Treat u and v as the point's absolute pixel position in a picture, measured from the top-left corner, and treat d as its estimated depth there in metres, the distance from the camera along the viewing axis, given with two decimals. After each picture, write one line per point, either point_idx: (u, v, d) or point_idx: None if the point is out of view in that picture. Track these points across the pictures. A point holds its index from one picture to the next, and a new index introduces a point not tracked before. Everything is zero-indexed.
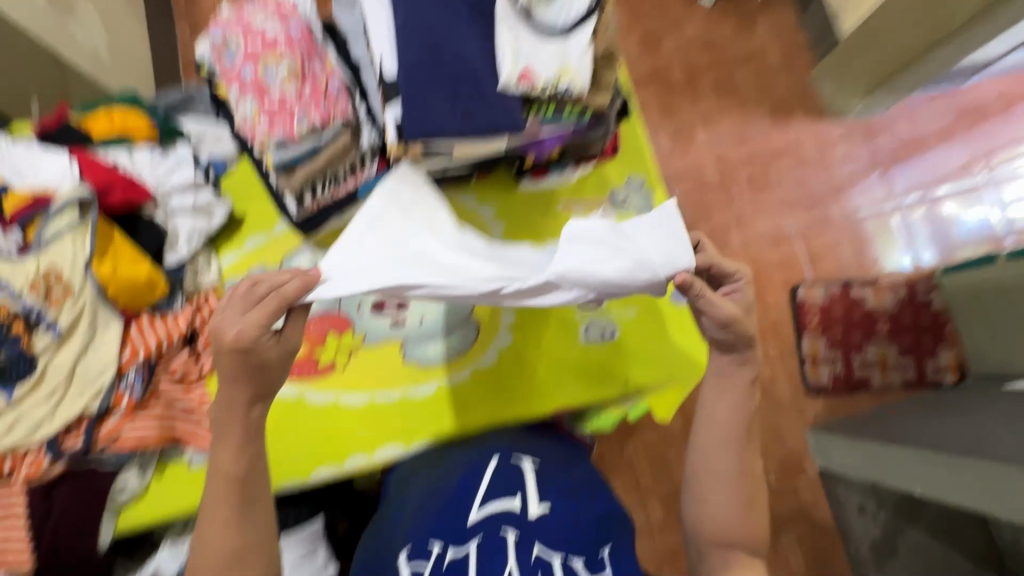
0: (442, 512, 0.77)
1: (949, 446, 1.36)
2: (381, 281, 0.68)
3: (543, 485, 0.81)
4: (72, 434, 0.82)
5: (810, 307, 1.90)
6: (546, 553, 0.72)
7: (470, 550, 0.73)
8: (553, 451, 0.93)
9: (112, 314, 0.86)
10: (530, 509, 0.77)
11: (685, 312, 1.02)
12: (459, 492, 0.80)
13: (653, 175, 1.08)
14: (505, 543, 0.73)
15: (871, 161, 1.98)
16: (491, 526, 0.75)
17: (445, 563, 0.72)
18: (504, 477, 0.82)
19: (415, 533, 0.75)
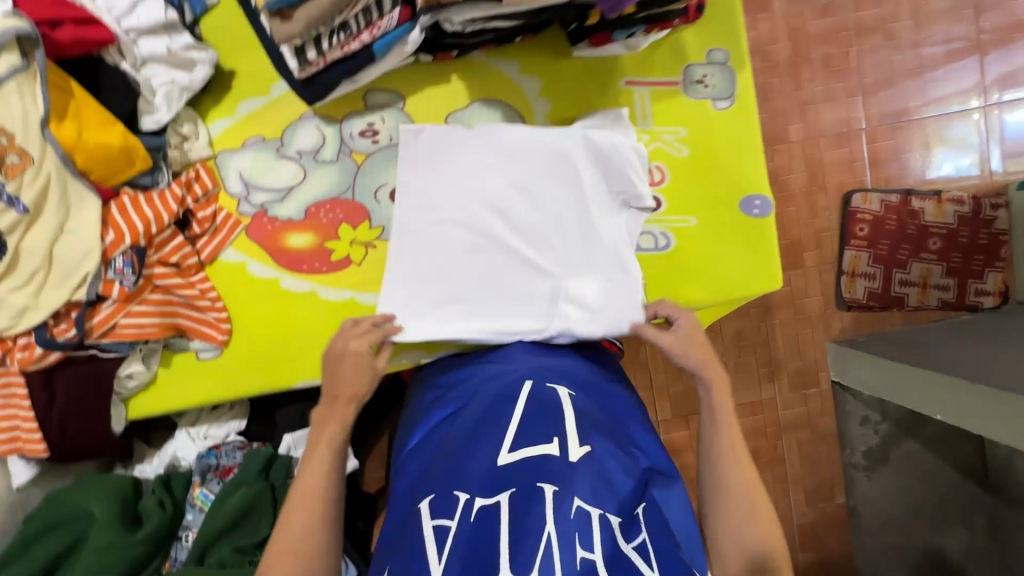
0: (465, 451, 0.62)
1: (979, 370, 1.23)
2: (432, 316, 0.82)
3: (583, 423, 0.64)
4: (63, 324, 0.75)
5: (861, 217, 1.57)
6: (586, 507, 0.55)
7: (500, 500, 0.57)
8: (593, 364, 0.79)
9: (87, 189, 0.72)
10: (571, 454, 0.60)
11: (754, 226, 0.87)
12: (483, 427, 0.65)
13: (742, 48, 0.87)
14: (540, 498, 0.55)
15: (975, 32, 1.56)
16: (524, 474, 0.58)
17: (473, 514, 0.56)
18: (536, 414, 0.66)
19: (435, 484, 0.61)
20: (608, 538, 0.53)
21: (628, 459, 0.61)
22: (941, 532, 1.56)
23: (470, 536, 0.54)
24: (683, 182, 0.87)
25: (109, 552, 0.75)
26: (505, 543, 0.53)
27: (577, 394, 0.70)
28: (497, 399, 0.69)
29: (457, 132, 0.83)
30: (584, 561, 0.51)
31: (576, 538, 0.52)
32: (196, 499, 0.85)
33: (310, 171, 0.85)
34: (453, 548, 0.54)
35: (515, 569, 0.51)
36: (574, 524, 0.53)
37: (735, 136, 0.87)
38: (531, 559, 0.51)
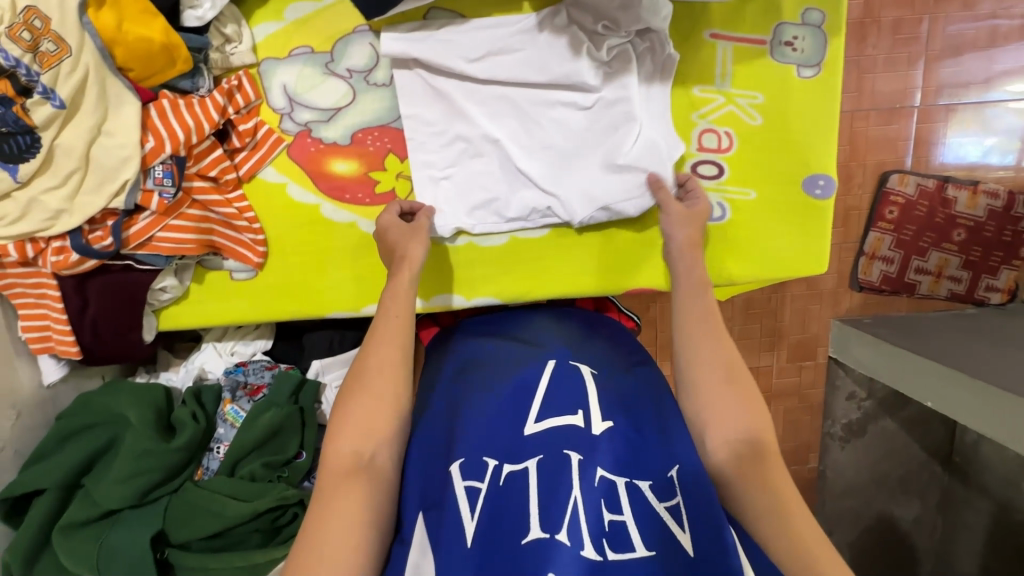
0: (493, 418, 0.63)
1: (981, 367, 1.25)
2: (455, 147, 0.81)
3: (608, 399, 0.64)
4: (99, 231, 0.71)
5: (894, 199, 1.50)
6: (611, 477, 0.57)
7: (528, 466, 0.58)
8: (623, 343, 0.78)
9: (125, 89, 0.67)
10: (594, 427, 0.61)
11: (813, 207, 0.84)
12: (509, 395, 0.65)
13: (841, 10, 0.79)
14: (566, 467, 0.57)
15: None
16: (551, 444, 0.59)
17: (502, 478, 0.57)
18: (562, 384, 0.65)
19: (464, 445, 0.61)
20: (635, 502, 0.56)
21: (646, 426, 0.62)
22: (896, 502, 1.68)
23: (500, 496, 0.56)
24: (749, 153, 0.83)
25: (148, 457, 0.76)
26: (535, 506, 0.54)
27: (601, 371, 0.69)
28: (519, 372, 0.67)
29: (510, 99, 0.80)
30: (613, 522, 0.54)
31: (602, 503, 0.55)
32: (227, 415, 0.85)
33: (360, 93, 0.79)
34: (482, 508, 0.55)
35: (544, 528, 0.53)
36: (600, 492, 0.56)
37: (815, 110, 0.82)
38: (561, 519, 0.53)
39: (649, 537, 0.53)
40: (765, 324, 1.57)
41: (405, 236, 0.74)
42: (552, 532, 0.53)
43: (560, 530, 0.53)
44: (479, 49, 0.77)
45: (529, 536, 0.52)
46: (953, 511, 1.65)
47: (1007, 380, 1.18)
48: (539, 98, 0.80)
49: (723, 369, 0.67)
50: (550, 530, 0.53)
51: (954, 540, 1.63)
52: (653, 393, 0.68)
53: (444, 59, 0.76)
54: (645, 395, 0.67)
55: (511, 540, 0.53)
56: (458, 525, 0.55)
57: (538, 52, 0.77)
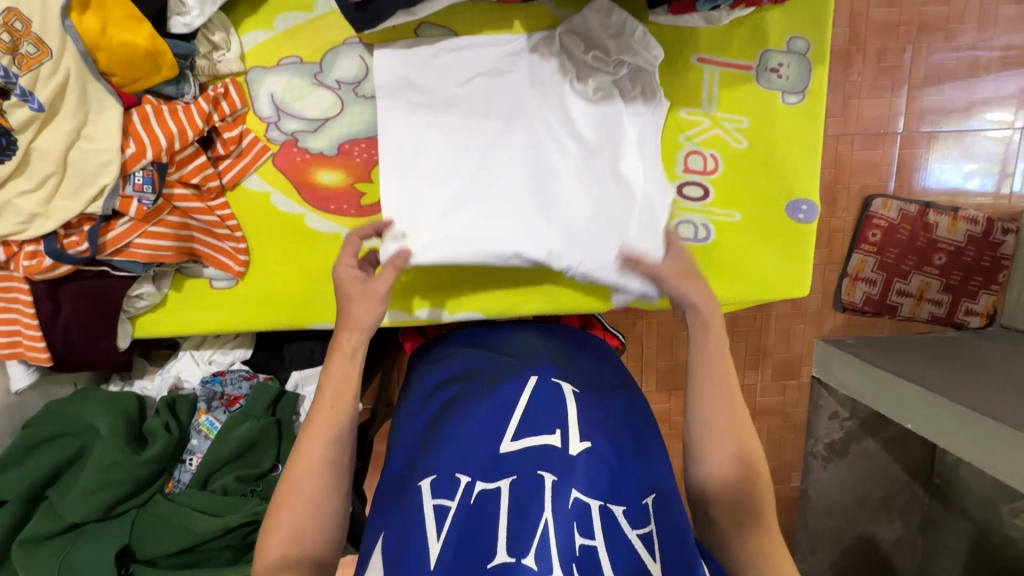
0: (470, 434, 0.62)
1: (960, 391, 1.27)
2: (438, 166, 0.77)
3: (586, 417, 0.64)
4: (74, 237, 0.69)
5: (877, 222, 1.53)
6: (585, 499, 0.56)
7: (500, 486, 0.57)
8: (604, 363, 0.78)
9: (107, 94, 0.66)
10: (572, 447, 0.60)
11: (796, 231, 0.85)
12: (490, 411, 0.64)
13: (825, 37, 0.81)
14: (539, 487, 0.56)
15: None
16: (525, 465, 0.58)
17: (473, 496, 0.56)
18: (544, 400, 0.65)
19: (438, 462, 0.60)
20: (608, 529, 0.55)
21: (623, 448, 0.62)
22: (878, 523, 1.68)
23: (470, 516, 0.55)
24: (734, 175, 0.84)
25: (115, 469, 0.74)
26: (504, 530, 0.54)
27: (581, 389, 0.68)
28: (499, 389, 0.66)
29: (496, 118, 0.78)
30: (583, 547, 0.53)
31: (574, 527, 0.54)
32: (201, 426, 0.84)
33: (348, 105, 0.79)
34: (451, 528, 0.54)
35: (512, 553, 0.52)
36: (573, 514, 0.55)
37: (799, 135, 0.83)
38: (529, 543, 0.52)
39: (618, 566, 0.53)
40: (749, 342, 1.58)
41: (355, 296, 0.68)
42: (519, 556, 0.52)
43: (528, 553, 0.52)
44: (463, 65, 0.77)
45: (496, 559, 0.51)
46: (933, 532, 1.66)
47: (983, 404, 1.19)
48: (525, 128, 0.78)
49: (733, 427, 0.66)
50: (517, 554, 0.52)
51: (935, 561, 1.64)
52: (631, 413, 0.68)
53: (433, 83, 0.77)
54: (624, 416, 0.67)
55: (477, 563, 0.52)
56: (424, 546, 0.53)
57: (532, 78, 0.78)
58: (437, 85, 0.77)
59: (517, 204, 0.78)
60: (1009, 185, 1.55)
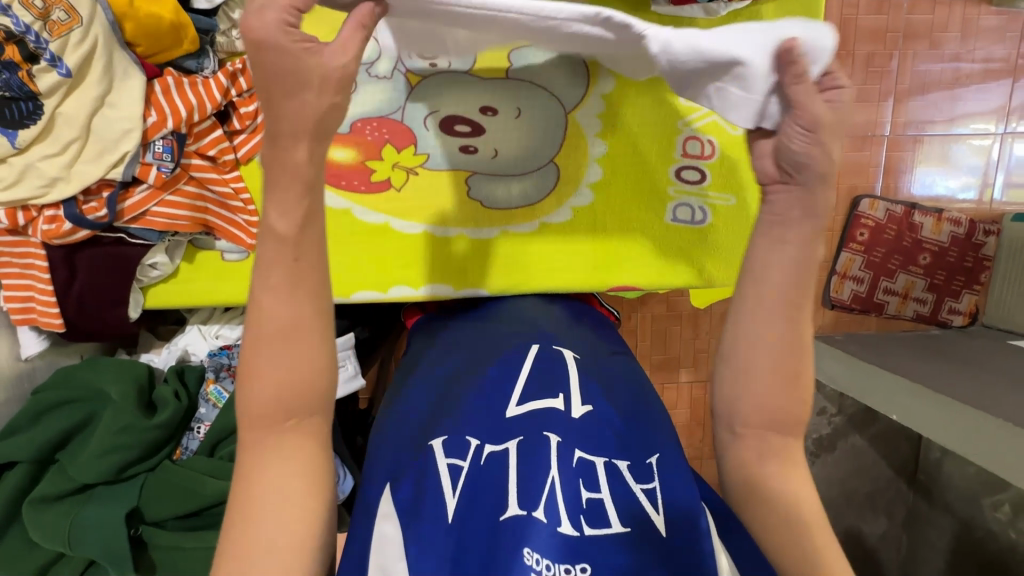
0: (477, 399, 0.64)
1: (945, 384, 1.31)
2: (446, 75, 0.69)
3: (588, 383, 0.67)
4: (93, 202, 0.72)
5: (865, 222, 1.58)
6: (590, 458, 0.59)
7: (508, 447, 0.59)
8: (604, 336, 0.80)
9: (131, 64, 0.69)
10: (574, 410, 0.63)
11: None
12: (495, 379, 0.66)
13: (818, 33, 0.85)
14: (545, 447, 0.58)
15: (1016, 51, 1.55)
16: (531, 427, 0.61)
17: (483, 457, 0.59)
18: (546, 367, 0.68)
19: (448, 424, 0.62)
20: (614, 483, 0.57)
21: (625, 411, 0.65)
22: (865, 518, 1.72)
23: (480, 476, 0.57)
24: (729, 160, 0.87)
25: (126, 432, 0.75)
26: (514, 486, 0.56)
27: (582, 356, 0.72)
28: (503, 358, 0.70)
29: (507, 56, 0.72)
30: (590, 500, 0.55)
31: (580, 484, 0.56)
32: (209, 395, 0.85)
33: (361, 84, 0.82)
34: (464, 485, 0.57)
35: (522, 506, 0.54)
36: (577, 472, 0.57)
37: None
38: (538, 497, 0.55)
39: (626, 517, 0.55)
40: None
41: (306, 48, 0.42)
42: (529, 509, 0.54)
43: (537, 506, 0.54)
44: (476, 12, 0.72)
45: (507, 512, 0.54)
46: (918, 527, 1.70)
47: (966, 395, 1.24)
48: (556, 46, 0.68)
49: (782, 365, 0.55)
50: (527, 507, 0.54)
51: (920, 556, 1.68)
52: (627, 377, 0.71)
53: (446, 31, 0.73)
54: (625, 384, 0.69)
55: (490, 516, 0.54)
56: (440, 500, 0.56)
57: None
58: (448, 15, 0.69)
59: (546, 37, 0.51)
60: (990, 189, 1.61)
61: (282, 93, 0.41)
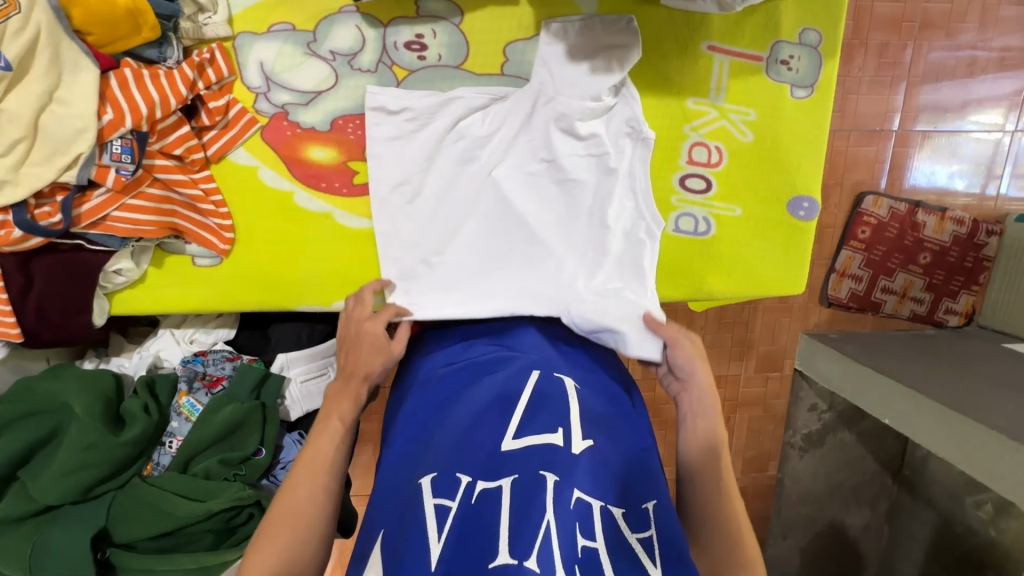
0: (469, 430, 0.61)
1: (941, 389, 1.29)
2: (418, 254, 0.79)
3: (588, 418, 0.63)
4: (46, 207, 0.66)
5: (867, 219, 1.53)
6: (587, 499, 0.56)
7: (502, 484, 0.56)
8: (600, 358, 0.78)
9: (83, 55, 0.61)
10: (574, 446, 0.59)
11: (797, 227, 0.85)
12: (491, 408, 0.63)
13: (838, 29, 0.78)
14: (542, 487, 0.55)
15: None
16: (529, 463, 0.57)
17: (474, 496, 0.55)
18: (546, 397, 0.64)
19: (436, 459, 0.59)
20: (609, 529, 0.55)
21: (623, 450, 0.63)
22: (847, 510, 1.74)
23: (471, 516, 0.54)
24: (738, 169, 0.82)
25: (91, 451, 0.71)
26: (505, 529, 0.52)
27: (582, 387, 0.68)
28: (500, 384, 0.66)
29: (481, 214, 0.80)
30: (585, 548, 0.52)
31: (576, 527, 0.53)
32: (182, 407, 0.81)
33: (342, 77, 0.75)
34: (451, 528, 0.53)
35: (514, 554, 0.50)
36: (575, 514, 0.54)
37: (806, 132, 0.81)
38: (531, 544, 0.51)
39: (621, 564, 0.53)
40: (736, 334, 1.59)
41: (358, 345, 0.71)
42: (522, 558, 0.50)
43: (529, 555, 0.50)
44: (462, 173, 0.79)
45: (496, 560, 0.50)
46: (900, 520, 1.72)
47: (963, 403, 1.22)
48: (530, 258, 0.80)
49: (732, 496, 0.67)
50: (519, 556, 0.50)
51: (900, 548, 1.71)
52: (617, 408, 0.69)
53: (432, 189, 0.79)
54: (620, 417, 0.67)
55: (477, 563, 0.50)
56: (424, 545, 0.53)
57: (512, 179, 0.80)
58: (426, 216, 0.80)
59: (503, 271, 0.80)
60: (996, 188, 1.57)
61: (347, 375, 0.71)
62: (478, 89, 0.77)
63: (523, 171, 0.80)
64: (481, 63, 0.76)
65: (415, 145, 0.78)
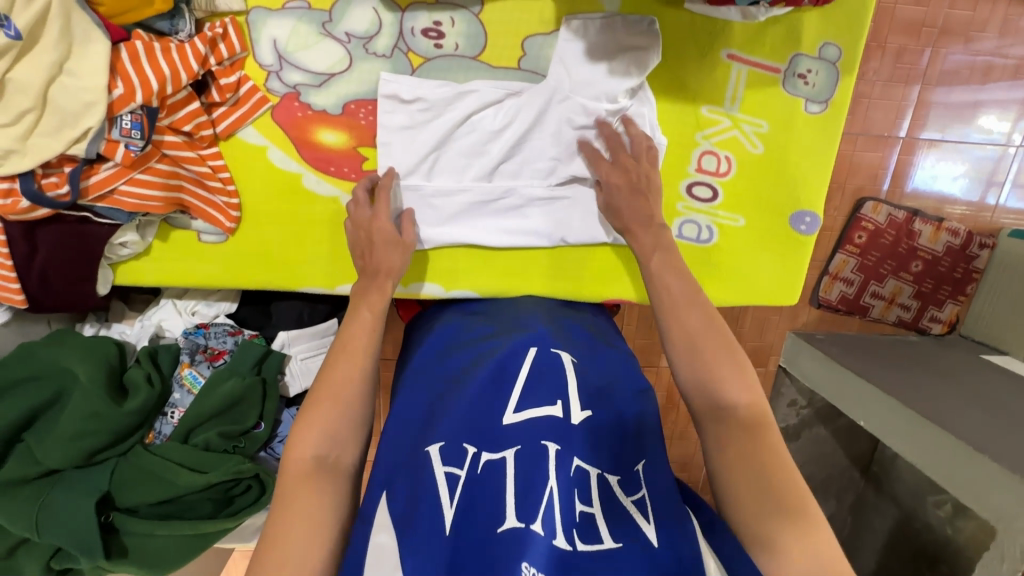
0: (470, 404, 0.64)
1: (918, 396, 1.34)
2: (428, 233, 0.81)
3: (583, 387, 0.66)
4: (53, 177, 0.65)
5: (864, 225, 1.54)
6: (585, 466, 0.59)
7: (506, 455, 0.59)
8: (592, 329, 0.81)
9: (94, 25, 0.60)
10: (573, 416, 0.62)
11: (797, 241, 0.86)
12: (488, 383, 0.66)
13: (859, 46, 0.77)
14: (544, 457, 0.58)
15: None
16: (529, 435, 0.60)
17: (480, 466, 0.59)
18: (544, 373, 0.66)
19: (443, 430, 0.62)
20: (606, 497, 0.58)
21: (620, 416, 0.65)
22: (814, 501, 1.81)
23: (478, 484, 0.57)
24: (746, 180, 0.83)
25: (95, 419, 0.72)
26: (512, 495, 0.56)
27: (579, 360, 0.70)
28: (499, 359, 0.68)
29: (487, 202, 0.80)
30: (583, 513, 0.56)
31: (575, 494, 0.56)
32: (184, 379, 0.83)
33: (357, 61, 0.74)
34: (461, 494, 0.57)
35: (519, 516, 0.54)
36: (574, 481, 0.57)
37: (815, 149, 0.82)
38: (535, 510, 0.54)
39: (617, 527, 0.56)
40: None
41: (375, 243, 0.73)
42: (527, 522, 0.53)
43: (535, 519, 0.54)
44: (471, 157, 0.79)
45: (505, 525, 0.53)
46: (863, 513, 1.79)
47: (936, 411, 1.27)
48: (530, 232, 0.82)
49: (718, 361, 0.67)
50: (525, 520, 0.54)
51: (861, 538, 1.79)
52: (614, 374, 0.71)
53: (439, 177, 0.79)
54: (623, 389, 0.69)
55: (486, 526, 0.54)
56: (437, 512, 0.56)
57: (520, 174, 0.80)
58: (431, 196, 0.79)
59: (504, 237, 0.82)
60: (994, 197, 1.57)
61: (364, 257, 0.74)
62: (495, 83, 0.76)
63: (533, 169, 0.80)
64: (498, 56, 0.75)
65: (426, 135, 0.77)
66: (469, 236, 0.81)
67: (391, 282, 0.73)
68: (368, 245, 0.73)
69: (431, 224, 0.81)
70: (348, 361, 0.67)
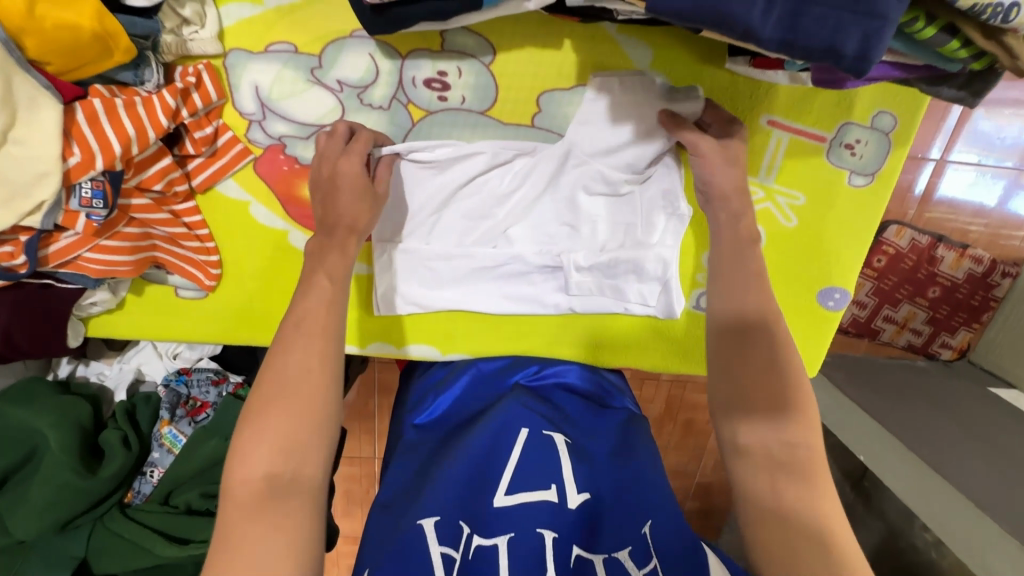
0: (458, 478, 0.58)
1: (913, 432, 1.02)
2: (426, 294, 0.75)
3: (580, 465, 0.61)
4: (7, 247, 0.58)
5: (883, 249, 1.29)
6: (587, 555, 0.54)
7: (498, 543, 0.53)
8: (588, 390, 0.76)
9: (42, 87, 0.52)
10: (570, 500, 0.57)
11: (823, 316, 0.80)
12: (484, 452, 0.61)
13: (917, 119, 0.67)
14: (540, 544, 0.53)
15: None
16: (525, 521, 0.54)
17: (471, 551, 0.53)
18: (539, 453, 0.61)
19: (432, 500, 0.56)
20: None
21: (621, 484, 0.60)
22: None
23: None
24: (777, 252, 0.76)
25: (69, 491, 0.68)
26: None
27: (574, 441, 0.65)
28: (490, 435, 0.62)
29: (490, 267, 0.74)
30: None
31: None
32: (163, 438, 0.79)
33: (350, 112, 0.65)
34: None
35: None
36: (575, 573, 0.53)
37: (856, 223, 0.74)
38: None
39: None
40: None
41: (340, 185, 0.59)
42: None
43: None
44: (472, 218, 0.72)
45: None
46: None
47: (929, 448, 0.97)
48: (539, 301, 0.77)
49: (768, 393, 0.57)
50: None
51: None
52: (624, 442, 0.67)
53: (439, 240, 0.73)
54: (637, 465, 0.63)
55: None
56: None
57: (527, 240, 0.74)
58: (429, 256, 0.73)
59: (508, 304, 0.77)
60: None
61: (326, 201, 0.60)
62: (504, 142, 0.68)
63: (541, 233, 0.73)
64: (509, 112, 0.66)
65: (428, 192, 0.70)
66: (471, 302, 0.76)
67: (356, 241, 0.59)
68: (332, 185, 0.59)
69: (430, 286, 0.75)
70: (305, 343, 0.53)
